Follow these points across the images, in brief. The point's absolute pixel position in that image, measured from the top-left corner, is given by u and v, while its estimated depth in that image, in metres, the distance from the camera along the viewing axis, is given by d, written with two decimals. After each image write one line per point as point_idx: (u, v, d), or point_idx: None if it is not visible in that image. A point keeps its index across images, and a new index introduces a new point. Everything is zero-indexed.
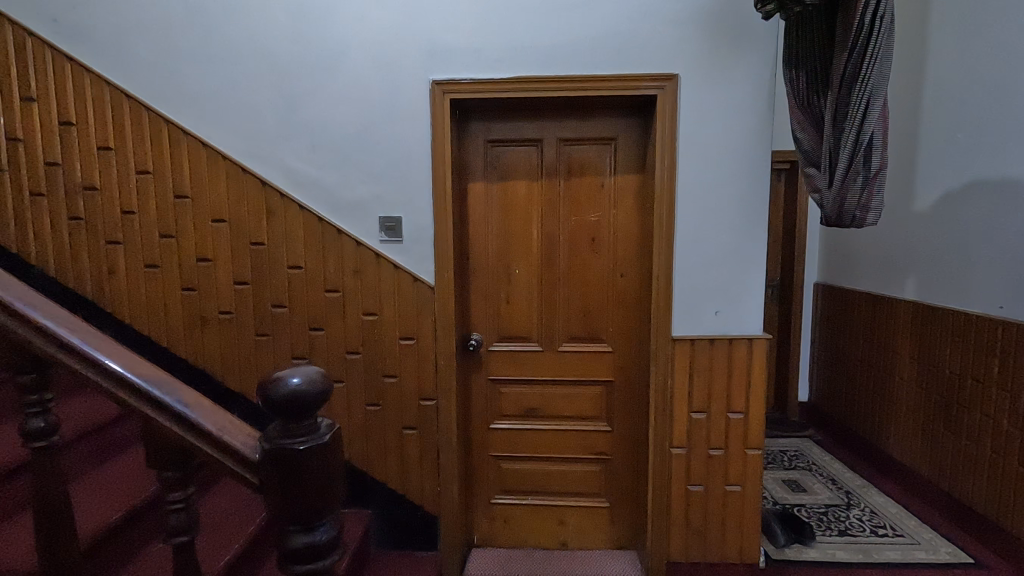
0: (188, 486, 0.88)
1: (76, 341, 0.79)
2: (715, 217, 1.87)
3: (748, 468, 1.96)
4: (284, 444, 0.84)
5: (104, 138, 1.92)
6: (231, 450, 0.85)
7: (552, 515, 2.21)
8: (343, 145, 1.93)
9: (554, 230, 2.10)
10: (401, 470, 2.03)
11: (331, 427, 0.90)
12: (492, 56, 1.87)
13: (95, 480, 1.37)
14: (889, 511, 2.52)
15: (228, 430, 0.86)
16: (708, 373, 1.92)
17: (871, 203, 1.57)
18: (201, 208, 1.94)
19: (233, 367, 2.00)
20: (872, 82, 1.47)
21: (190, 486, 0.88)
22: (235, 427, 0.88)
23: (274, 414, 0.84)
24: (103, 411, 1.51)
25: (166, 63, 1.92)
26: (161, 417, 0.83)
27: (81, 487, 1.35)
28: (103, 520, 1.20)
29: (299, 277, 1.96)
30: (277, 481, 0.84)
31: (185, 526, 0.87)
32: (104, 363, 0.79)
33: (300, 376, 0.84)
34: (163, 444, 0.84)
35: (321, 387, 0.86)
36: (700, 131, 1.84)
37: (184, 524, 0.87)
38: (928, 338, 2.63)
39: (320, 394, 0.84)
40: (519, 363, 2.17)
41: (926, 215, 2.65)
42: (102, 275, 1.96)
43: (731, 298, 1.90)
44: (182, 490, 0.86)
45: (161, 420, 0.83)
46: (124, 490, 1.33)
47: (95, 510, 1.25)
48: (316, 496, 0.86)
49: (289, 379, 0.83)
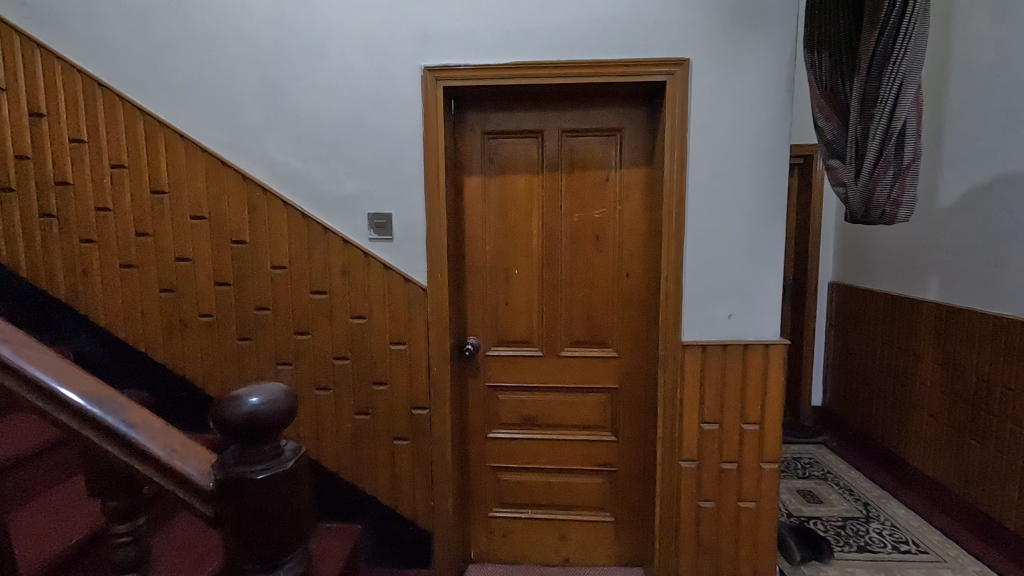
0: (138, 518, 0.79)
1: (9, 354, 0.70)
2: (729, 213, 1.73)
3: (763, 483, 1.81)
4: (238, 473, 0.74)
5: (76, 129, 1.80)
6: (181, 477, 0.74)
7: (553, 530, 2.09)
8: (330, 137, 1.80)
9: (556, 228, 1.97)
10: (393, 483, 1.90)
11: (296, 452, 0.81)
12: (489, 41, 1.74)
13: (30, 515, 1.24)
14: (911, 525, 2.41)
15: (181, 454, 0.76)
16: (721, 381, 1.79)
17: (902, 198, 1.42)
18: (180, 204, 1.82)
19: (213, 373, 1.88)
20: (905, 65, 1.33)
21: (139, 518, 0.78)
22: (191, 450, 0.77)
23: (230, 438, 0.75)
24: (41, 435, 1.37)
25: (143, 50, 1.80)
26: (104, 441, 0.73)
27: (13, 523, 1.22)
28: (65, 541, 1.16)
29: (283, 278, 1.84)
30: (232, 510, 0.74)
31: (132, 563, 0.78)
32: (38, 378, 0.70)
33: (259, 394, 0.75)
34: (108, 473, 0.75)
35: (282, 406, 0.76)
36: (713, 121, 1.70)
37: (130, 561, 0.77)
38: (953, 342, 2.48)
39: (284, 415, 0.76)
40: (517, 368, 2.04)
41: (951, 211, 2.50)
42: (75, 275, 1.85)
43: (746, 299, 1.76)
44: (129, 524, 0.77)
45: (104, 443, 0.73)
46: (71, 521, 1.22)
47: (36, 542, 1.16)
48: (272, 526, 0.75)
49: (246, 398, 0.73)
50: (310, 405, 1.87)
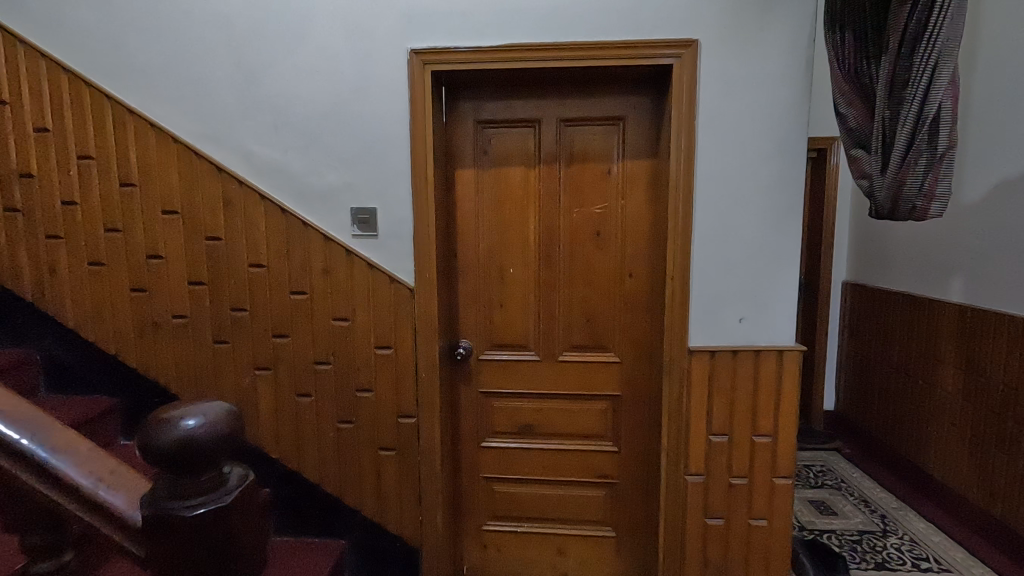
0: (64, 552, 0.66)
1: None
2: (740, 208, 1.60)
3: (776, 500, 1.68)
4: (169, 506, 0.61)
5: (39, 117, 1.67)
6: (106, 512, 0.62)
7: (550, 545, 1.97)
8: (310, 126, 1.68)
9: (553, 224, 1.84)
10: (378, 496, 1.79)
11: (242, 480, 0.67)
12: (481, 22, 1.61)
13: None
14: (931, 540, 2.28)
15: (110, 482, 0.64)
16: (730, 390, 1.65)
17: (935, 190, 1.28)
18: (150, 198, 1.70)
19: (188, 379, 1.77)
20: (941, 41, 1.19)
21: (66, 555, 0.67)
22: (123, 476, 0.65)
23: (165, 468, 0.62)
24: None
25: (113, 34, 1.68)
26: (15, 468, 0.61)
27: None
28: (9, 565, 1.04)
29: (261, 277, 1.72)
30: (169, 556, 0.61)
31: None
32: None
33: (198, 417, 0.63)
34: (24, 505, 0.63)
35: (222, 431, 0.64)
36: (723, 107, 1.57)
37: None
38: (978, 347, 2.33)
39: (224, 440, 0.63)
40: (513, 374, 1.92)
41: (976, 207, 2.35)
42: (42, 274, 1.73)
43: (759, 302, 1.63)
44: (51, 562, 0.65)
45: (15, 471, 0.61)
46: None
47: None
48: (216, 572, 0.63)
49: (184, 421, 0.62)
50: (291, 413, 1.76)
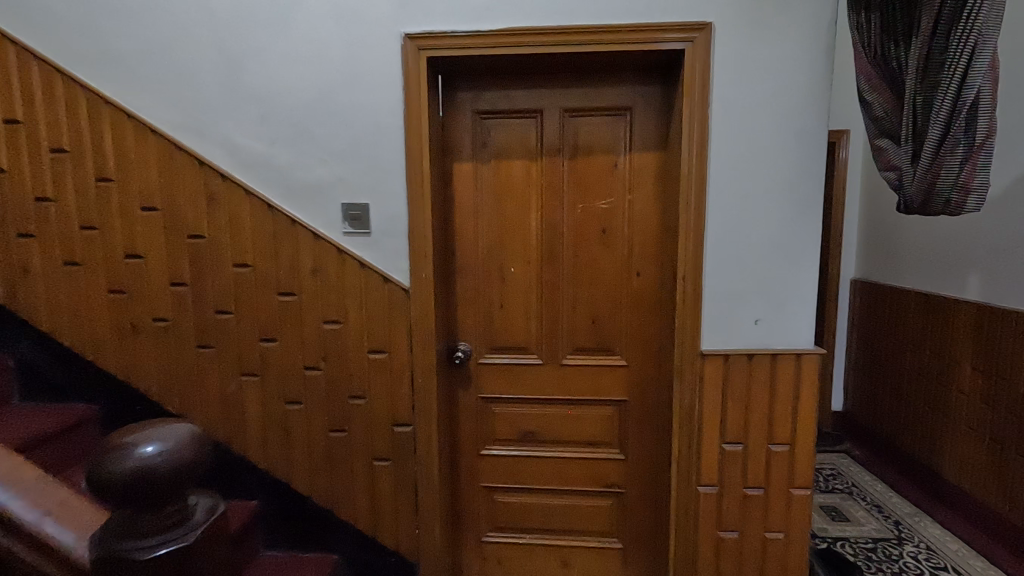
0: None
1: None
2: (757, 202, 1.50)
3: (794, 512, 1.58)
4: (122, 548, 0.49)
5: (8, 108, 1.57)
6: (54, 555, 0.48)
7: (553, 557, 1.88)
8: (298, 116, 1.58)
9: (556, 220, 1.75)
10: (373, 508, 1.69)
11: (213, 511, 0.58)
12: (479, 4, 1.50)
13: None
14: (948, 548, 2.19)
15: (59, 518, 0.50)
16: (745, 396, 1.56)
17: (972, 182, 1.18)
18: (128, 194, 1.60)
19: (170, 385, 1.67)
20: (982, 19, 1.09)
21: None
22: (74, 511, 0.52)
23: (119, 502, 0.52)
24: None
25: (86, 18, 1.58)
26: None
27: None
28: None
29: (246, 278, 1.62)
30: None
31: None
32: None
33: (160, 442, 0.53)
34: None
35: (189, 455, 0.55)
36: (739, 95, 1.47)
37: None
38: (998, 348, 2.23)
39: (190, 467, 0.54)
40: (514, 378, 1.83)
41: (996, 201, 2.25)
42: (14, 275, 1.63)
43: (776, 302, 1.53)
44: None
45: None
46: None
47: None
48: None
49: (141, 446, 0.53)
50: (279, 421, 1.66)
